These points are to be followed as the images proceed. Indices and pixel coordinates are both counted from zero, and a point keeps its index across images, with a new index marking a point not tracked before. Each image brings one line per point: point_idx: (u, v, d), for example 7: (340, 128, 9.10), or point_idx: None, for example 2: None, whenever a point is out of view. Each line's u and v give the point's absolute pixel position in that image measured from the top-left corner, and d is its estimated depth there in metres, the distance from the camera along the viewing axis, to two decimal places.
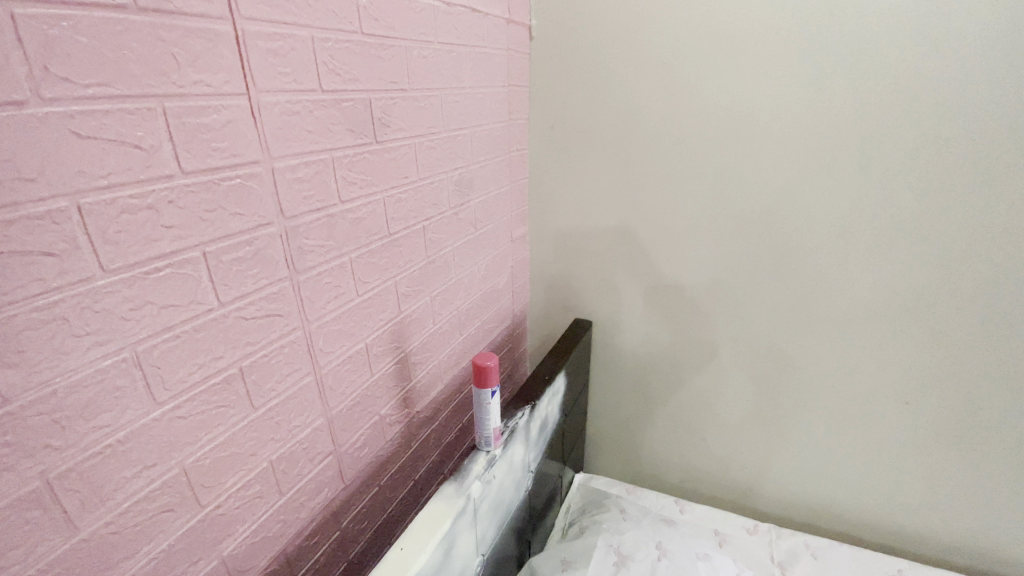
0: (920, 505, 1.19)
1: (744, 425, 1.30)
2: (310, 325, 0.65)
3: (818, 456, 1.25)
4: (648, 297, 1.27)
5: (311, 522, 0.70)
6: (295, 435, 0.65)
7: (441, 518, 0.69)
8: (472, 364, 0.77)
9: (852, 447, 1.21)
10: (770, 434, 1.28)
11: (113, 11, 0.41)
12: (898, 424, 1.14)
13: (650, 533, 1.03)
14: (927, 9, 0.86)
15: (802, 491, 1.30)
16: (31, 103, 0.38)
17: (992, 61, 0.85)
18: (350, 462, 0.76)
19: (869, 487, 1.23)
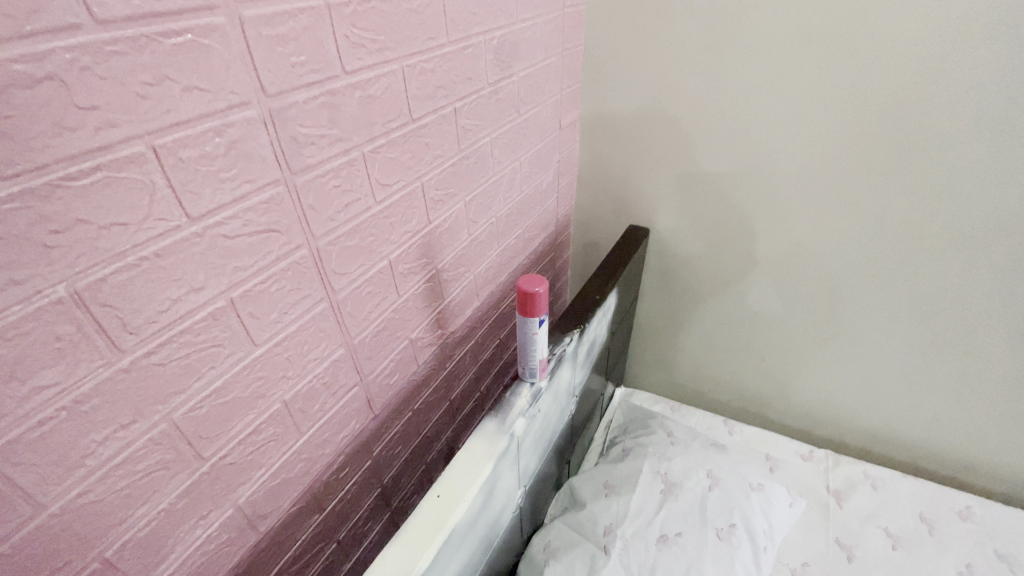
0: (1005, 446, 1.06)
1: (811, 349, 1.15)
2: (317, 243, 0.51)
3: (892, 388, 1.11)
4: (720, 203, 1.05)
5: (339, 456, 0.63)
6: (312, 370, 0.55)
7: (482, 462, 0.60)
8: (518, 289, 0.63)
9: (941, 381, 1.04)
10: (841, 362, 1.13)
11: None
12: (1004, 362, 0.96)
13: (701, 460, 0.95)
14: None
15: (865, 421, 1.18)
16: None
17: None
18: (378, 392, 0.67)
19: (948, 423, 1.09)
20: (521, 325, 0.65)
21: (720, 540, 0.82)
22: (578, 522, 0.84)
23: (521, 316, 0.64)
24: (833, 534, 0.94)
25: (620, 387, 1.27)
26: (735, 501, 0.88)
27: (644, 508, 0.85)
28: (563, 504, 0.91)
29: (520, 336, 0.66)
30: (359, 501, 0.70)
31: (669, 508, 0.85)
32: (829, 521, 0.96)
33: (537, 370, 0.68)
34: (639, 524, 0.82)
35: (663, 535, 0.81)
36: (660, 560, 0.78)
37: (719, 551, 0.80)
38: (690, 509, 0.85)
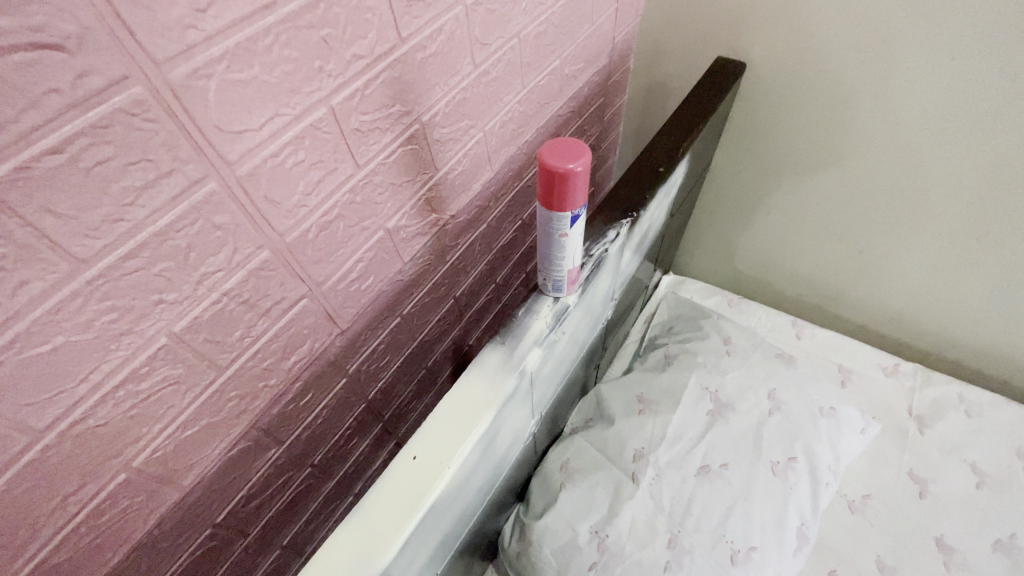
0: None
1: (931, 252, 0.84)
2: (167, 75, 0.28)
3: None
4: (876, 15, 0.65)
5: (295, 383, 0.47)
6: (218, 286, 0.36)
7: (478, 411, 0.44)
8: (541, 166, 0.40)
9: None
10: (973, 273, 0.82)
11: None
12: None
13: (761, 376, 0.77)
14: None
15: (984, 344, 0.91)
16: None
17: None
18: (344, 302, 0.48)
19: None
20: (545, 222, 0.44)
21: (774, 475, 0.68)
22: (603, 440, 0.71)
23: (545, 209, 0.42)
24: (908, 465, 0.79)
25: (668, 274, 1.06)
26: (799, 430, 0.72)
27: (685, 433, 0.70)
28: (587, 414, 0.77)
29: (542, 237, 0.45)
30: (336, 422, 0.57)
31: (716, 435, 0.70)
32: (904, 449, 0.81)
33: (564, 283, 0.48)
34: (677, 451, 0.68)
35: (704, 465, 0.68)
36: (699, 494, 0.65)
37: (770, 489, 0.67)
38: (741, 437, 0.70)
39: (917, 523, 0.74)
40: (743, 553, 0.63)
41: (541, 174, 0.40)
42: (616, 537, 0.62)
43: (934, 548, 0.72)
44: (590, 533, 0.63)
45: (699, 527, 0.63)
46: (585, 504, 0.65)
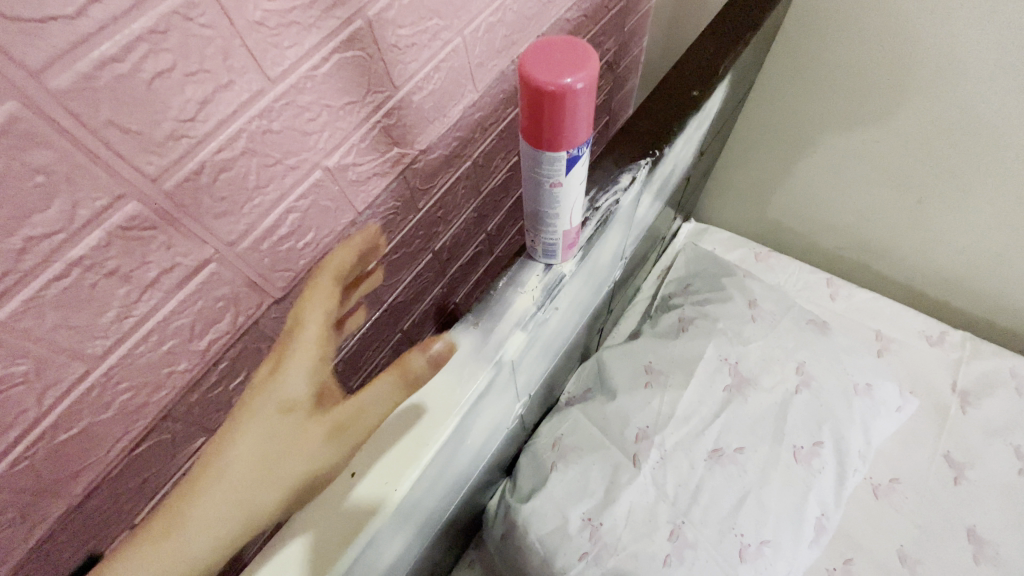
0: None
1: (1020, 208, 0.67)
2: None
3: None
4: None
5: (217, 365, 0.38)
6: (64, 254, 0.26)
7: (441, 416, 0.36)
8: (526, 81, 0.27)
9: None
10: None
11: None
12: None
13: (789, 346, 0.67)
14: None
15: None
16: None
17: None
18: (276, 266, 0.38)
19: None
20: (529, 164, 0.32)
21: (796, 462, 0.59)
22: (603, 415, 0.62)
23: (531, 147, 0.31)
24: (945, 448, 0.71)
25: (689, 222, 0.93)
26: (829, 411, 0.62)
27: (697, 411, 0.61)
28: (587, 382, 0.69)
29: (528, 183, 0.34)
30: None
31: (732, 414, 0.61)
32: (942, 430, 0.72)
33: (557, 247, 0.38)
34: (686, 432, 0.60)
35: (717, 449, 0.59)
36: (707, 482, 0.57)
37: (790, 477, 0.59)
38: (761, 418, 0.61)
39: (947, 510, 0.66)
40: (754, 547, 0.55)
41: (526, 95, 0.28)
42: (611, 527, 0.55)
43: (964, 538, 0.64)
44: (582, 520, 0.56)
45: (705, 518, 0.56)
46: (577, 488, 0.58)
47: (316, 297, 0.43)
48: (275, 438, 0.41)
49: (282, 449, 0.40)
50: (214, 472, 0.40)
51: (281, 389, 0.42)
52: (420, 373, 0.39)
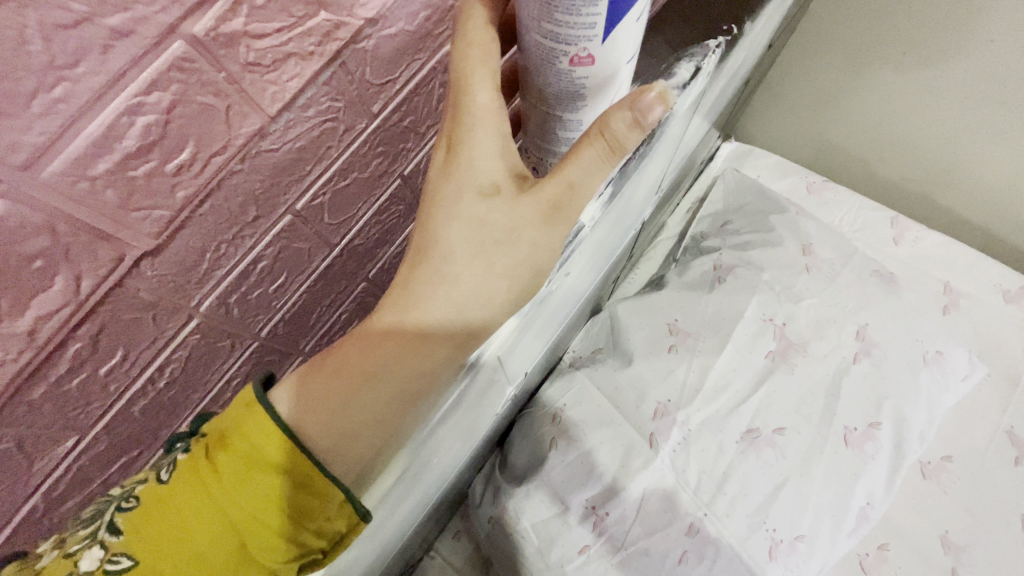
0: None
1: None
2: None
3: None
4: None
5: (66, 349, 0.26)
6: None
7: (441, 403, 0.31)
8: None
9: None
10: None
11: None
12: None
13: (849, 305, 0.54)
14: None
15: None
16: None
17: None
18: (130, 202, 0.24)
19: None
20: (542, 24, 0.21)
21: (845, 446, 0.49)
22: (615, 384, 0.51)
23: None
24: (1010, 422, 0.61)
25: (730, 142, 0.76)
26: (891, 386, 0.51)
27: (731, 383, 0.50)
28: (597, 340, 0.57)
29: (539, 61, 0.23)
30: (206, 375, 0.37)
31: (774, 388, 0.50)
32: (1009, 402, 0.61)
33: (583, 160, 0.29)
34: (716, 409, 0.49)
35: (752, 430, 0.49)
36: (737, 469, 0.48)
37: (836, 464, 0.49)
38: (809, 393, 0.50)
39: (1005, 494, 0.57)
40: (786, 544, 0.47)
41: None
42: (619, 519, 0.46)
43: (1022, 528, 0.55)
44: (586, 508, 0.47)
45: (732, 510, 0.47)
46: (581, 471, 0.48)
47: (476, 58, 0.28)
48: (490, 225, 0.29)
49: (497, 239, 0.29)
50: (425, 267, 0.30)
51: (472, 165, 0.28)
52: (621, 134, 0.25)
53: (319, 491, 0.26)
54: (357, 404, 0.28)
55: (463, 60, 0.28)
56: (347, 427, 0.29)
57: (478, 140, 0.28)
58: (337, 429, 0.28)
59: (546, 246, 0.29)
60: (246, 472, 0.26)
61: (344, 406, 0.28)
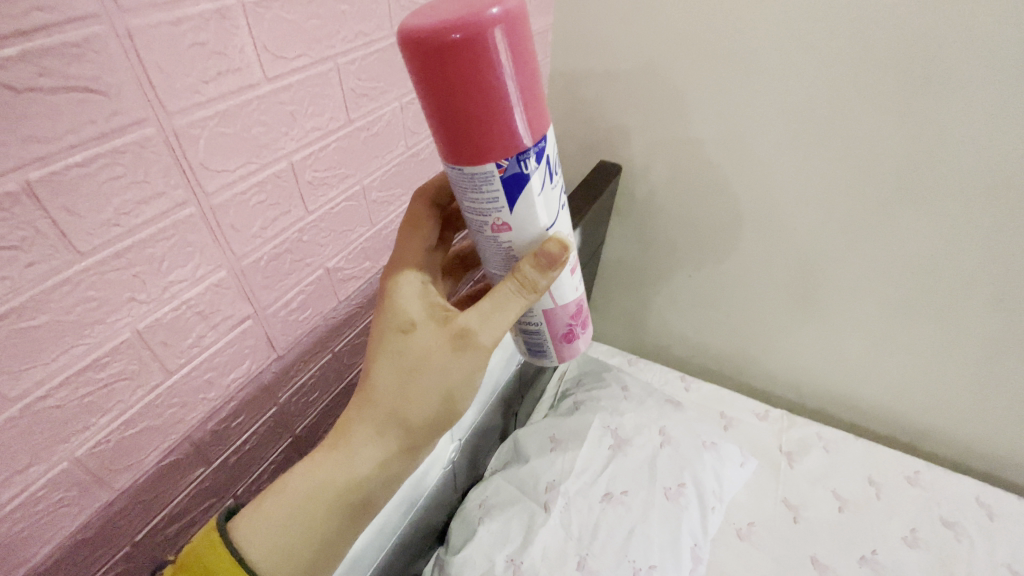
0: (970, 427, 0.99)
1: (781, 318, 1.03)
2: (169, 119, 0.38)
3: (863, 360, 1.01)
4: (707, 143, 0.86)
5: (229, 402, 0.52)
6: (178, 295, 0.43)
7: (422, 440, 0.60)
8: (439, 80, 0.31)
9: (915, 343, 0.92)
10: (815, 331, 1.02)
11: None
12: (989, 327, 0.84)
13: (654, 416, 0.89)
14: None
15: (835, 390, 1.08)
16: None
17: None
18: (282, 328, 0.56)
19: (925, 390, 0.98)
20: (471, 199, 0.37)
21: (667, 500, 0.77)
22: (519, 477, 0.77)
23: (473, 171, 0.35)
24: (782, 495, 0.91)
25: None
26: (687, 461, 0.82)
27: (590, 465, 0.79)
28: (505, 457, 0.84)
29: (475, 222, 0.39)
30: (264, 452, 0.58)
31: (616, 465, 0.79)
32: (778, 481, 0.93)
33: (543, 301, 0.44)
34: (584, 481, 0.77)
35: (607, 493, 0.76)
36: (603, 520, 0.72)
37: (664, 512, 0.75)
38: (639, 468, 0.80)
39: (796, 546, 0.84)
40: (644, 571, 0.69)
41: (462, 104, 0.32)
42: (530, 564, 0.67)
43: (811, 565, 0.82)
44: (506, 562, 0.67)
45: (604, 549, 0.70)
46: (500, 536, 0.69)
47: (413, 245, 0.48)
48: (407, 358, 0.43)
49: (416, 364, 0.42)
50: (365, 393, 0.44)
51: (401, 311, 0.44)
52: (524, 276, 0.40)
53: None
54: (302, 512, 0.42)
55: (406, 249, 0.48)
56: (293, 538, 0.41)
57: (406, 293, 0.45)
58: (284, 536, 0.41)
59: (456, 368, 0.43)
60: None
61: (292, 519, 0.41)
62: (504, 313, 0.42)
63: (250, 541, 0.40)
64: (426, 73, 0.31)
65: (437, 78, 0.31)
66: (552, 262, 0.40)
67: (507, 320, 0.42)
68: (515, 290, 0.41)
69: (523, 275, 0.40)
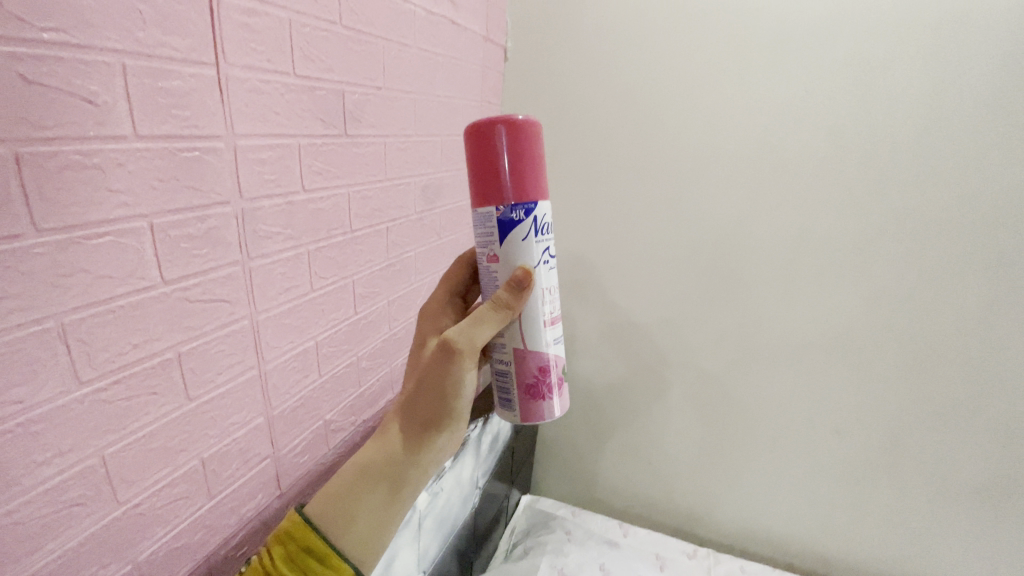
0: (849, 534, 1.26)
1: (697, 454, 1.36)
2: (257, 316, 0.62)
3: (760, 485, 1.31)
4: (621, 326, 1.32)
5: (239, 533, 0.64)
6: (230, 434, 0.61)
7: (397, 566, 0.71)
8: (474, 149, 0.51)
9: (788, 465, 1.26)
10: (718, 462, 1.34)
11: (96, 28, 0.41)
12: (835, 451, 1.21)
13: (595, 557, 1.01)
14: (871, 78, 0.95)
15: (744, 515, 1.35)
16: (22, 105, 0.38)
17: (937, 123, 0.94)
18: (288, 468, 0.71)
19: (808, 505, 1.28)
20: (479, 232, 0.54)
21: None
22: None
23: (483, 210, 0.53)
24: None
25: (526, 495, 1.33)
26: None
27: None
28: None
29: (480, 253, 0.55)
30: None
31: None
32: None
33: (513, 342, 0.56)
34: None
35: None
36: None
37: None
38: None
39: None
40: None
41: (492, 165, 0.51)
42: None
43: None
44: None
45: None
46: None
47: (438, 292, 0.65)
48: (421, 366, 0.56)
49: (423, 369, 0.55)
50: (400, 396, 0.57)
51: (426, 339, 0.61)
52: (497, 297, 0.53)
53: (337, 565, 0.50)
54: (349, 494, 0.52)
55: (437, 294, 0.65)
56: (345, 512, 0.51)
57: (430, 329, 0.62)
58: (338, 507, 0.52)
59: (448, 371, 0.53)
60: (306, 553, 0.50)
61: (344, 497, 0.52)
62: (482, 328, 0.52)
63: (319, 514, 0.51)
64: (471, 142, 0.51)
65: (475, 148, 0.51)
66: (521, 288, 0.52)
67: (484, 333, 0.52)
68: (491, 307, 0.53)
69: (498, 296, 0.52)
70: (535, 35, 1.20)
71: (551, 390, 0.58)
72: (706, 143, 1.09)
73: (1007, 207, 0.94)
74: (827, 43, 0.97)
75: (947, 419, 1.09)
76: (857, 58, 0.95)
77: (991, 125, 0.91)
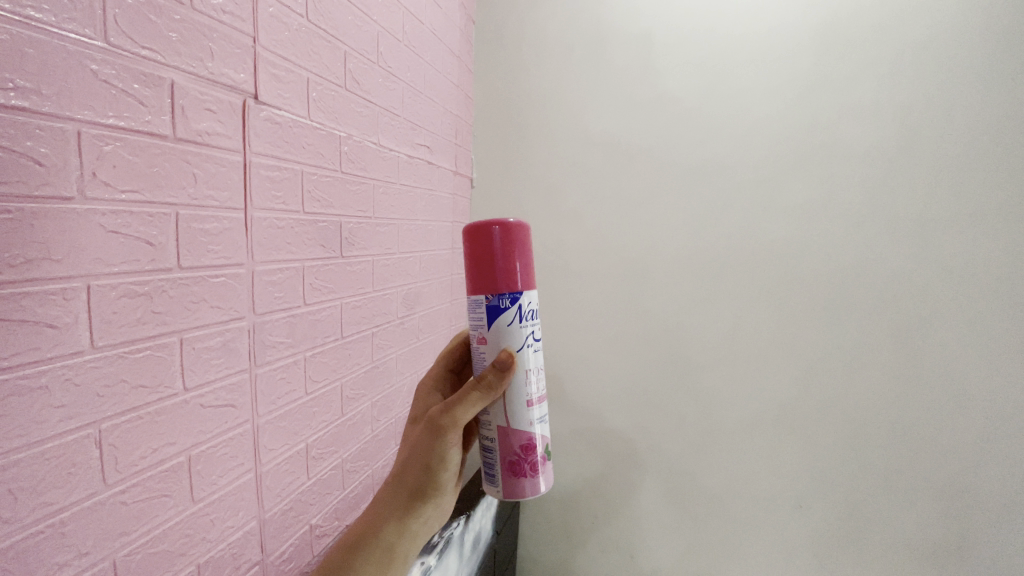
0: None
1: (676, 543, 1.37)
2: (259, 419, 0.68)
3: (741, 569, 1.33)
4: (592, 416, 1.41)
5: None
6: (225, 537, 0.63)
7: None
8: (472, 246, 0.63)
9: (763, 546, 1.30)
10: (697, 551, 1.35)
11: (160, 187, 0.53)
12: (802, 526, 1.27)
13: None
14: (768, 197, 1.21)
15: None
16: (99, 247, 0.47)
17: (824, 228, 1.18)
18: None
19: None
20: (473, 315, 0.65)
21: None
22: None
23: (475, 295, 0.64)
24: None
25: None
26: None
27: None
28: None
29: (473, 334, 0.66)
30: None
31: None
32: None
33: (498, 420, 0.64)
34: None
35: None
36: None
37: None
38: None
39: None
40: None
41: (487, 258, 0.62)
42: None
43: None
44: None
45: None
46: None
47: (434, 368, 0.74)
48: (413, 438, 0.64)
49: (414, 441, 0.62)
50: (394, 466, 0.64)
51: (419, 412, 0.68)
52: (482, 379, 0.61)
53: None
54: None
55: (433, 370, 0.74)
56: None
57: None
58: None
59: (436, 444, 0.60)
60: None
61: None
62: (467, 406, 0.60)
63: None
64: (471, 238, 0.63)
65: (471, 244, 0.64)
66: (504, 369, 0.61)
67: (468, 411, 0.60)
68: (476, 387, 0.61)
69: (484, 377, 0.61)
70: (497, 167, 1.43)
71: (534, 467, 0.65)
72: (648, 250, 1.31)
73: (888, 291, 1.16)
74: (731, 170, 1.23)
75: (891, 484, 1.20)
76: (755, 183, 1.21)
77: (863, 229, 1.16)
